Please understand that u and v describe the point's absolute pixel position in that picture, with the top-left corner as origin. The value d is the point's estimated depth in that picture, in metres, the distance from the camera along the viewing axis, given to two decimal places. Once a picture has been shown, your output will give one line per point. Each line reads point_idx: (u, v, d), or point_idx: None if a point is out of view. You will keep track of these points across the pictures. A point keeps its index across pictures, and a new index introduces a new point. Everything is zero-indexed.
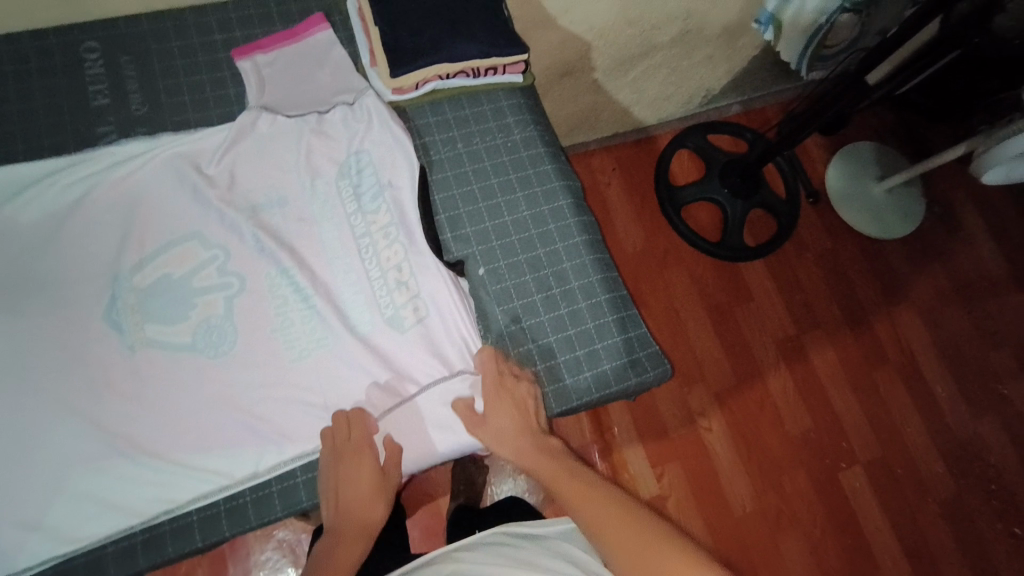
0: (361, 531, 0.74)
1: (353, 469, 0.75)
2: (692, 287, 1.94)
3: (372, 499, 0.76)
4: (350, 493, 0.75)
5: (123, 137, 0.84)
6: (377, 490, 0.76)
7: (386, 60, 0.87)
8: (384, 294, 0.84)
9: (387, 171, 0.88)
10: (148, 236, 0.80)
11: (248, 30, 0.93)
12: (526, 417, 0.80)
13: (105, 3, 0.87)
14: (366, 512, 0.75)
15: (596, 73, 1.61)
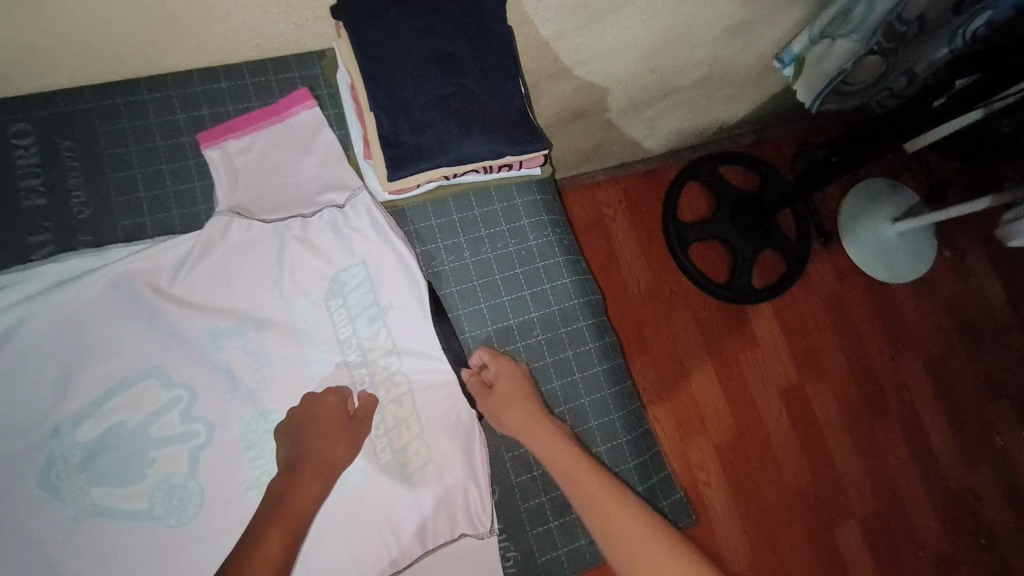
0: (324, 469, 0.65)
1: (322, 404, 0.68)
2: (697, 332, 1.85)
3: (340, 442, 0.67)
4: (318, 429, 0.67)
5: (63, 248, 0.70)
6: (345, 433, 0.68)
7: (384, 162, 0.74)
8: (380, 437, 0.72)
9: (385, 288, 0.76)
10: (94, 380, 0.67)
11: (218, 108, 0.79)
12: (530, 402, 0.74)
13: (38, 77, 0.71)
14: (329, 451, 0.66)
15: (611, 113, 1.46)
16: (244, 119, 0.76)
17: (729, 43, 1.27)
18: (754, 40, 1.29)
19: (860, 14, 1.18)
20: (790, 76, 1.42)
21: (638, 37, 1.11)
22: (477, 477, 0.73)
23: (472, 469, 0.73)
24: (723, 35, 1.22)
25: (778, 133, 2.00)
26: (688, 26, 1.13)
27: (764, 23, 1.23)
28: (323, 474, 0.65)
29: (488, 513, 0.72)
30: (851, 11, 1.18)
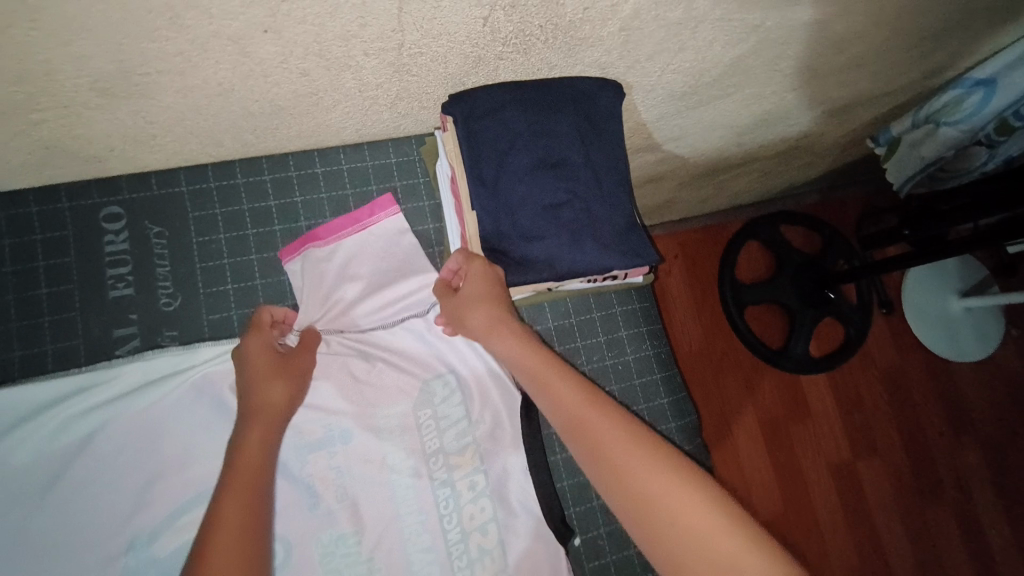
0: (278, 414, 0.62)
1: (252, 349, 0.64)
2: (747, 398, 1.78)
3: (284, 384, 0.63)
4: (253, 376, 0.62)
5: (147, 345, 0.67)
6: (287, 374, 0.63)
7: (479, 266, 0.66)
8: (463, 567, 0.67)
9: (477, 401, 0.72)
10: (170, 490, 0.64)
11: (311, 194, 0.74)
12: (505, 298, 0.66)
13: (133, 160, 0.67)
14: (274, 396, 0.62)
15: (685, 177, 1.39)
16: (327, 227, 0.72)
17: (825, 121, 1.19)
18: (849, 121, 1.22)
19: (972, 105, 1.11)
20: (882, 155, 1.33)
21: (737, 117, 1.05)
22: None
23: None
24: (821, 116, 1.15)
25: (845, 196, 1.92)
26: (790, 108, 1.06)
27: (865, 106, 1.16)
28: (271, 418, 0.61)
29: None
30: (964, 100, 1.10)
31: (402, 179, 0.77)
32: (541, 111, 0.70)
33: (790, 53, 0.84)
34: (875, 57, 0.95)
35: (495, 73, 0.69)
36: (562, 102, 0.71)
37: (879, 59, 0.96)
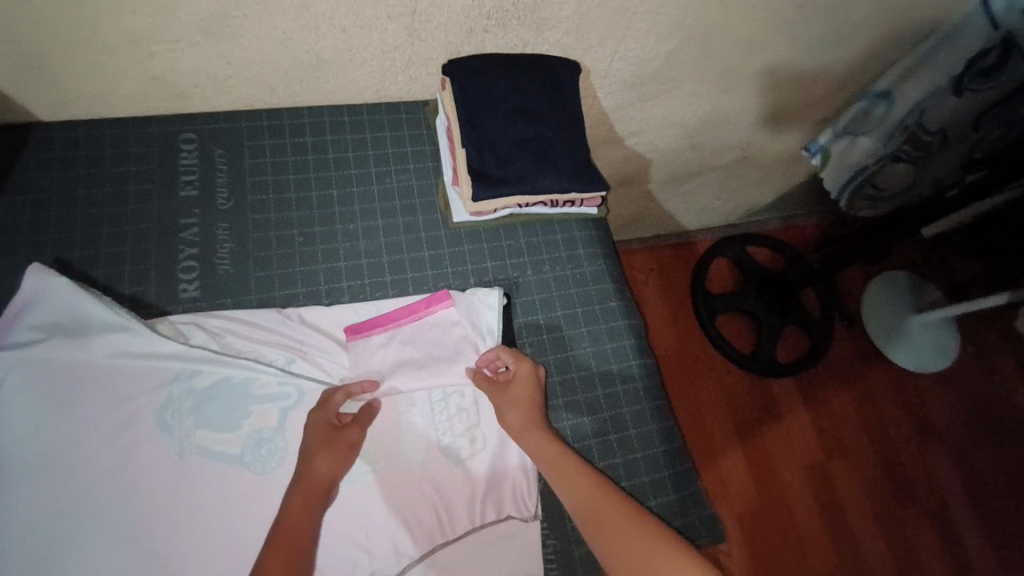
0: (320, 487, 0.72)
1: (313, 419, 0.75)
2: (720, 398, 1.89)
3: (330, 457, 0.73)
4: (314, 454, 0.73)
5: (204, 231, 0.84)
6: (333, 446, 0.74)
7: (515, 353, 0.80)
8: (443, 418, 0.80)
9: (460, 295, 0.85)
10: (211, 339, 0.78)
11: (338, 134, 0.95)
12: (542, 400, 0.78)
13: (210, 100, 0.89)
14: (323, 469, 0.72)
15: (651, 184, 1.61)
16: (385, 317, 0.83)
17: (762, 130, 1.44)
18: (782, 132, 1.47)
19: (880, 115, 1.37)
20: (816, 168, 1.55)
21: (685, 116, 1.29)
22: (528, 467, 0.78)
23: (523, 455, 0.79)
24: (754, 125, 1.40)
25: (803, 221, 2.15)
26: (728, 112, 1.32)
27: (791, 118, 1.41)
28: (315, 493, 0.71)
29: (534, 497, 0.77)
30: (872, 110, 1.37)
31: (409, 128, 0.98)
32: (517, 74, 0.94)
33: (709, 52, 1.10)
34: (784, 65, 1.21)
35: (481, 44, 0.93)
36: (533, 69, 0.95)
37: (788, 69, 1.23)
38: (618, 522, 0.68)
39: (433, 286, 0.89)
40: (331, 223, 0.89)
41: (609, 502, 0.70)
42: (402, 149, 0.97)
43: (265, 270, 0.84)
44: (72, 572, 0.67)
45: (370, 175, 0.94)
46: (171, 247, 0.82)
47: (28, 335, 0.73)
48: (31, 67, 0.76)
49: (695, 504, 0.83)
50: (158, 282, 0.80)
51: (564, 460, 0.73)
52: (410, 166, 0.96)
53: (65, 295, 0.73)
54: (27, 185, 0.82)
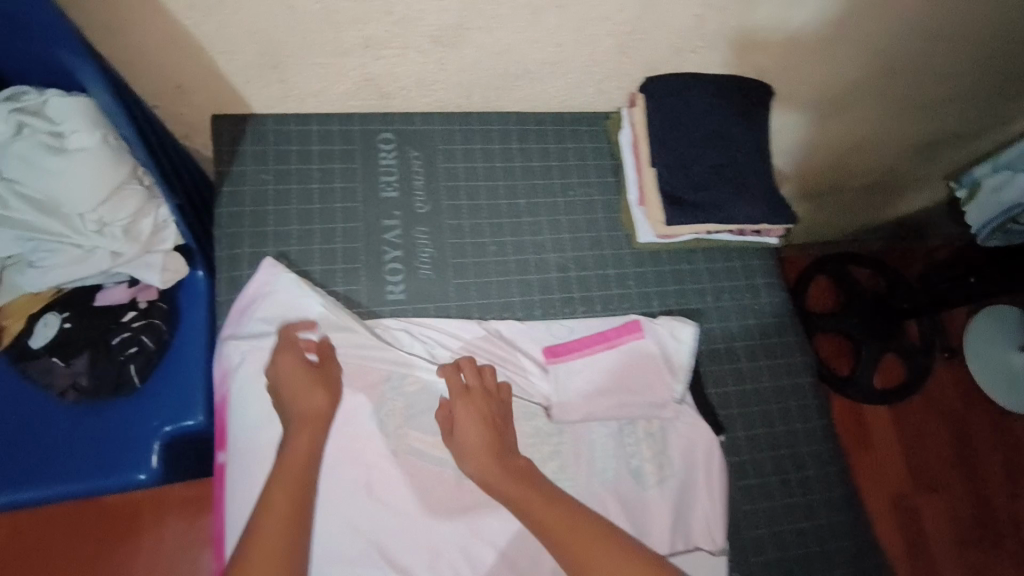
0: (313, 424, 0.73)
1: (284, 359, 0.75)
2: None
3: (309, 390, 0.74)
4: (288, 393, 0.74)
5: (405, 234, 0.87)
6: (314, 381, 0.75)
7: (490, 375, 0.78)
8: (631, 441, 0.83)
9: (652, 326, 0.86)
10: (422, 345, 0.82)
11: (525, 144, 0.96)
12: (499, 416, 0.77)
13: (409, 101, 0.90)
14: (311, 405, 0.73)
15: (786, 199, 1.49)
16: (581, 341, 0.85)
17: (910, 155, 1.36)
18: (931, 160, 1.41)
19: None
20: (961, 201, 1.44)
21: (845, 140, 1.22)
22: (715, 497, 0.81)
23: (708, 488, 0.81)
24: (908, 152, 1.34)
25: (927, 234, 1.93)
26: (885, 136, 1.25)
27: (947, 149, 1.36)
28: (303, 428, 0.72)
29: (721, 529, 0.80)
30: None
31: (591, 141, 0.98)
32: (715, 95, 0.91)
33: (894, 80, 1.06)
34: (966, 95, 1.15)
35: (681, 62, 0.92)
36: (730, 90, 0.92)
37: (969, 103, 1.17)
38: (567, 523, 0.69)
39: (619, 308, 0.90)
40: (520, 234, 0.91)
41: (552, 498, 0.71)
42: (584, 162, 0.97)
43: (463, 278, 0.87)
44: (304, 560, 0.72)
45: (555, 186, 0.95)
46: (375, 248, 0.85)
47: (257, 329, 0.79)
48: (268, 66, 0.78)
49: (869, 551, 0.84)
50: (368, 282, 0.84)
51: (494, 452, 0.73)
52: (592, 180, 0.97)
53: (293, 291, 0.79)
54: (247, 177, 0.85)
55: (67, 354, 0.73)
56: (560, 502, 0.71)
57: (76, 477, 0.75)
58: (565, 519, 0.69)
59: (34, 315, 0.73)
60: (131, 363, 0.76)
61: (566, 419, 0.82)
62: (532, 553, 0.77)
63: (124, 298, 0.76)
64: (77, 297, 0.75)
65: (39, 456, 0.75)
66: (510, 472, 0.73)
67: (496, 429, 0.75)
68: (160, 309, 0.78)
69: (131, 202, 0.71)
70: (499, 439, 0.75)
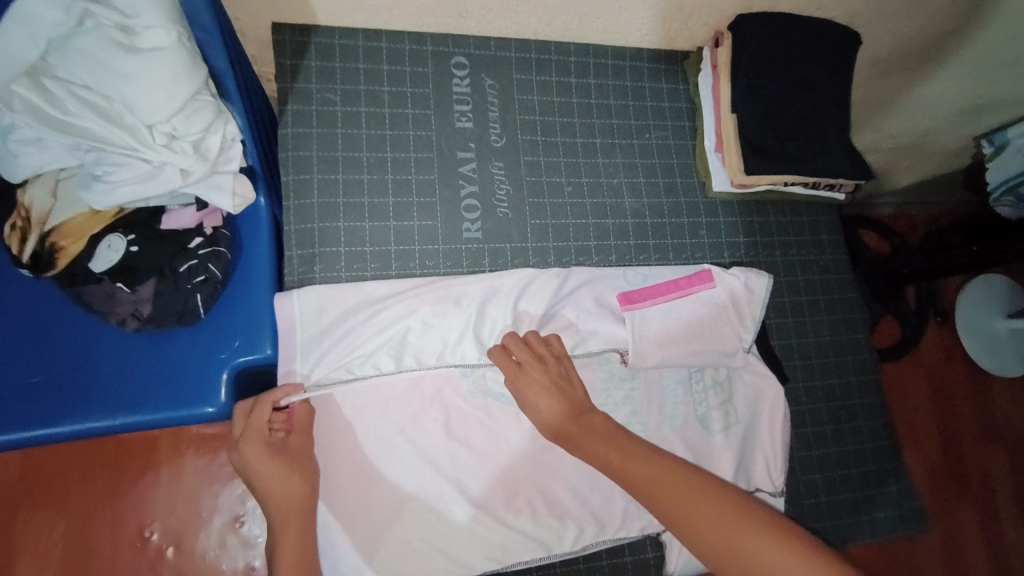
0: (298, 508, 0.65)
1: (251, 450, 0.65)
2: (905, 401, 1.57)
3: (284, 475, 0.65)
4: (265, 483, 0.65)
5: (481, 168, 0.82)
6: (284, 469, 0.66)
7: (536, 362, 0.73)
8: (699, 390, 0.84)
9: (726, 277, 0.86)
10: (494, 286, 0.79)
11: (602, 79, 0.90)
12: (572, 393, 0.71)
13: (487, 23, 0.83)
14: (289, 495, 0.65)
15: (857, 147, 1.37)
16: (655, 288, 0.82)
17: (989, 123, 1.25)
18: (971, 128, 1.26)
19: None
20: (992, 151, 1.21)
21: (919, 92, 1.14)
22: (778, 444, 0.84)
23: (772, 434, 0.84)
24: (951, 117, 1.22)
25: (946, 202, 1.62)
26: (968, 96, 1.15)
27: (995, 115, 1.22)
28: (297, 514, 0.65)
29: (781, 475, 0.83)
30: None
31: (668, 82, 0.93)
32: (806, 39, 0.87)
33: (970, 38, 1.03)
34: None
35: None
36: (821, 35, 0.88)
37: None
38: (652, 474, 0.61)
39: (692, 257, 0.89)
40: (596, 175, 0.87)
41: (626, 437, 0.66)
42: (660, 103, 0.93)
43: (540, 219, 0.84)
44: (384, 495, 0.74)
45: (631, 127, 0.91)
46: (452, 183, 0.81)
47: (334, 269, 0.76)
48: None
49: (908, 496, 0.91)
50: (445, 218, 0.80)
51: (556, 419, 0.69)
52: (668, 124, 0.93)
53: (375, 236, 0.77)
54: (314, 96, 0.78)
55: (132, 280, 0.67)
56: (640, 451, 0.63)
57: (135, 412, 0.69)
58: (642, 457, 0.63)
59: (93, 236, 0.67)
60: (198, 293, 0.70)
61: (642, 365, 0.81)
62: (604, 493, 0.79)
63: (191, 222, 0.71)
64: (139, 219, 0.69)
65: (93, 385, 0.69)
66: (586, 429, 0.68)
67: (562, 394, 0.71)
68: (225, 236, 0.72)
69: (204, 115, 0.64)
70: (564, 406, 0.70)
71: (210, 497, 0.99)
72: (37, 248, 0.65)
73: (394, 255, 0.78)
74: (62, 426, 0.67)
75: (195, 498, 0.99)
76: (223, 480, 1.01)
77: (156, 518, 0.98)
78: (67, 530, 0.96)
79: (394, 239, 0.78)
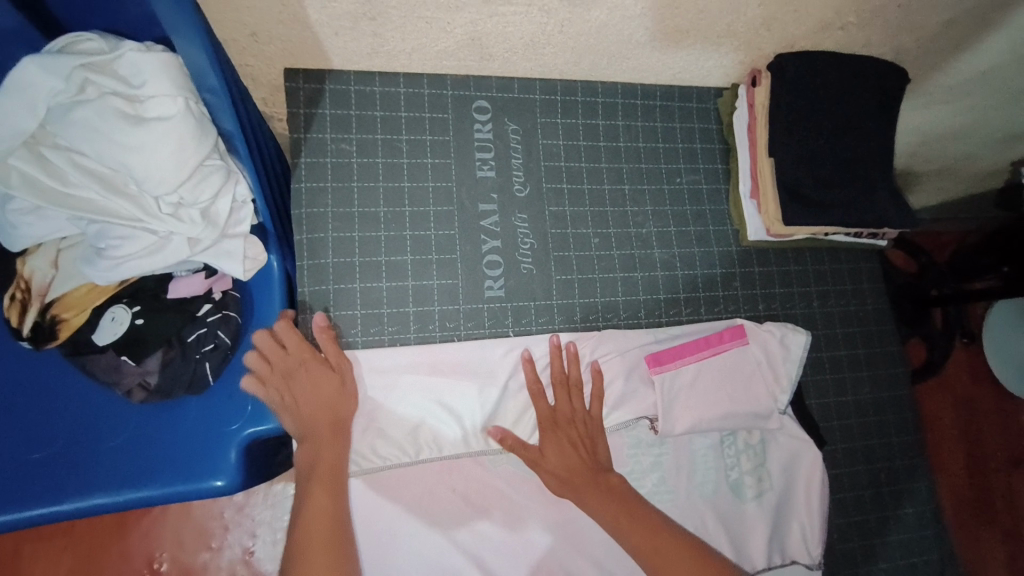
0: (336, 429, 0.67)
1: (297, 366, 0.67)
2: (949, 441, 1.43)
3: (327, 393, 0.67)
4: (305, 399, 0.66)
5: (504, 221, 0.78)
6: (329, 387, 0.67)
7: (573, 407, 0.73)
8: (731, 453, 0.80)
9: (761, 333, 0.81)
10: (515, 348, 0.74)
11: (630, 120, 0.85)
12: (589, 443, 0.73)
13: (512, 66, 0.78)
14: (331, 413, 0.67)
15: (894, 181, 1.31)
16: (686, 349, 0.78)
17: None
18: (1010, 153, 1.20)
19: None
20: None
21: (962, 125, 1.08)
22: (815, 510, 0.79)
23: (808, 498, 0.80)
24: (990, 144, 1.16)
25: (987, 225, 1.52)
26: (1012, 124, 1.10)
27: None
28: (336, 432, 0.67)
29: (819, 546, 0.79)
30: None
31: (700, 122, 0.88)
32: (853, 80, 0.81)
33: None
34: None
35: (821, 38, 0.81)
36: (868, 75, 0.82)
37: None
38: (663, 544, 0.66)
39: (725, 311, 0.85)
40: (624, 225, 0.83)
41: (633, 510, 0.69)
42: (692, 145, 0.88)
43: (565, 273, 0.79)
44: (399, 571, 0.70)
45: (661, 172, 0.86)
46: (472, 237, 0.77)
47: (352, 333, 0.72)
48: (366, 17, 0.65)
49: (950, 561, 0.86)
50: (465, 275, 0.76)
51: (573, 467, 0.71)
52: (700, 167, 0.88)
53: (394, 297, 0.73)
54: (328, 147, 0.74)
55: (136, 351, 0.64)
56: (650, 519, 0.68)
57: (142, 487, 0.65)
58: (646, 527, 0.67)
59: (98, 307, 0.64)
60: (207, 361, 0.67)
61: (671, 432, 0.76)
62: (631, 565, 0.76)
63: (199, 289, 0.67)
64: (146, 288, 0.66)
65: (97, 459, 0.65)
66: (602, 494, 0.70)
67: (578, 437, 0.73)
68: (234, 298, 0.69)
69: (214, 181, 0.61)
70: (581, 451, 0.72)
71: (222, 532, 0.97)
72: (38, 319, 0.61)
73: (413, 316, 0.74)
74: (64, 504, 0.64)
75: (204, 532, 0.97)
76: (233, 511, 0.98)
77: (165, 551, 0.95)
78: (77, 564, 0.94)
79: (413, 298, 0.74)
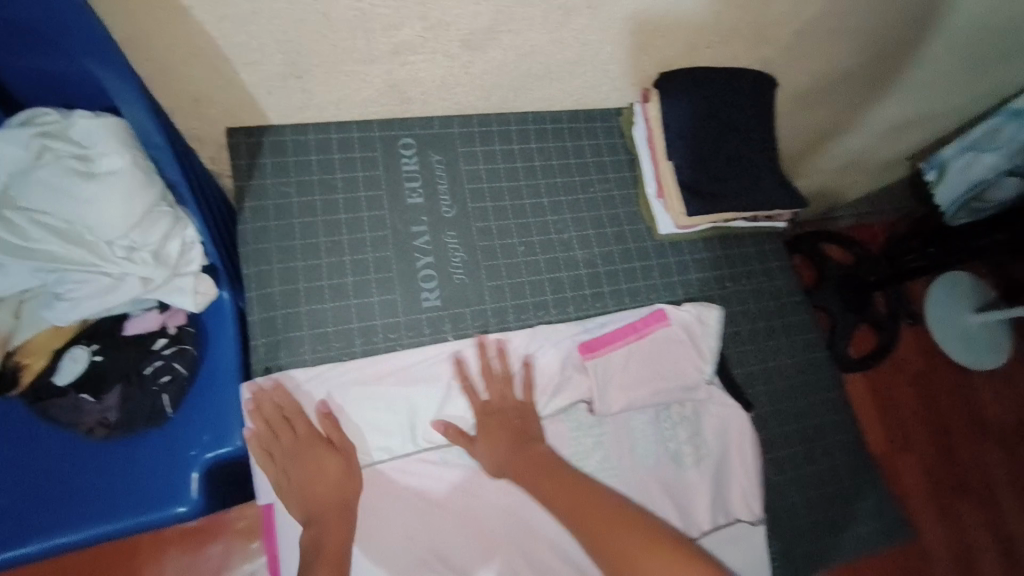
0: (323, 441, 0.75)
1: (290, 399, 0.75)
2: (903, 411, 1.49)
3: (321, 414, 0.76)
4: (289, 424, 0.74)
5: (435, 239, 0.87)
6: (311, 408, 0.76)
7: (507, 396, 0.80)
8: (668, 428, 0.86)
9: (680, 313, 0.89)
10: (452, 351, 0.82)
11: (542, 142, 0.96)
12: (524, 423, 0.80)
13: (429, 106, 0.89)
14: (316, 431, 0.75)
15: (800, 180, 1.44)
16: (613, 334, 0.85)
17: (906, 139, 1.33)
18: (896, 142, 1.35)
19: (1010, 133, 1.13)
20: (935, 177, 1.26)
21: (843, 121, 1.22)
22: (748, 470, 0.85)
23: (741, 458, 0.86)
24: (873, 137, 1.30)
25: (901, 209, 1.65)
26: (885, 118, 1.24)
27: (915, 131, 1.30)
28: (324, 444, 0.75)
29: (758, 502, 0.84)
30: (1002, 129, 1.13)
31: (605, 138, 1.00)
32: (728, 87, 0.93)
33: None
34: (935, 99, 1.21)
35: (694, 57, 0.94)
36: (740, 82, 0.95)
37: (943, 65, 1.11)
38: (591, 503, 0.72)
39: (647, 299, 0.93)
40: (546, 233, 0.92)
41: (565, 481, 0.74)
42: (601, 158, 0.99)
43: (496, 280, 0.87)
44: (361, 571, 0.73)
45: (575, 183, 0.96)
46: (406, 256, 0.85)
47: (302, 353, 0.78)
48: (291, 75, 0.76)
49: (890, 507, 0.92)
50: (403, 290, 0.83)
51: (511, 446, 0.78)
52: (610, 176, 0.99)
53: (339, 316, 0.80)
54: (270, 191, 0.83)
55: (97, 389, 0.69)
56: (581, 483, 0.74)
57: (110, 520, 0.70)
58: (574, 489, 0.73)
59: (58, 350, 0.70)
60: (165, 393, 0.72)
61: (608, 412, 0.83)
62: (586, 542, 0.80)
63: (155, 325, 0.74)
64: (103, 328, 0.72)
65: (61, 500, 0.70)
66: (536, 464, 0.76)
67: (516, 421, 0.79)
68: (189, 333, 0.76)
69: (162, 224, 0.68)
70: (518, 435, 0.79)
71: None
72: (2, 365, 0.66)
73: (358, 332, 0.80)
74: (29, 547, 0.68)
75: None
76: None
77: None
78: None
79: (356, 316, 0.81)
